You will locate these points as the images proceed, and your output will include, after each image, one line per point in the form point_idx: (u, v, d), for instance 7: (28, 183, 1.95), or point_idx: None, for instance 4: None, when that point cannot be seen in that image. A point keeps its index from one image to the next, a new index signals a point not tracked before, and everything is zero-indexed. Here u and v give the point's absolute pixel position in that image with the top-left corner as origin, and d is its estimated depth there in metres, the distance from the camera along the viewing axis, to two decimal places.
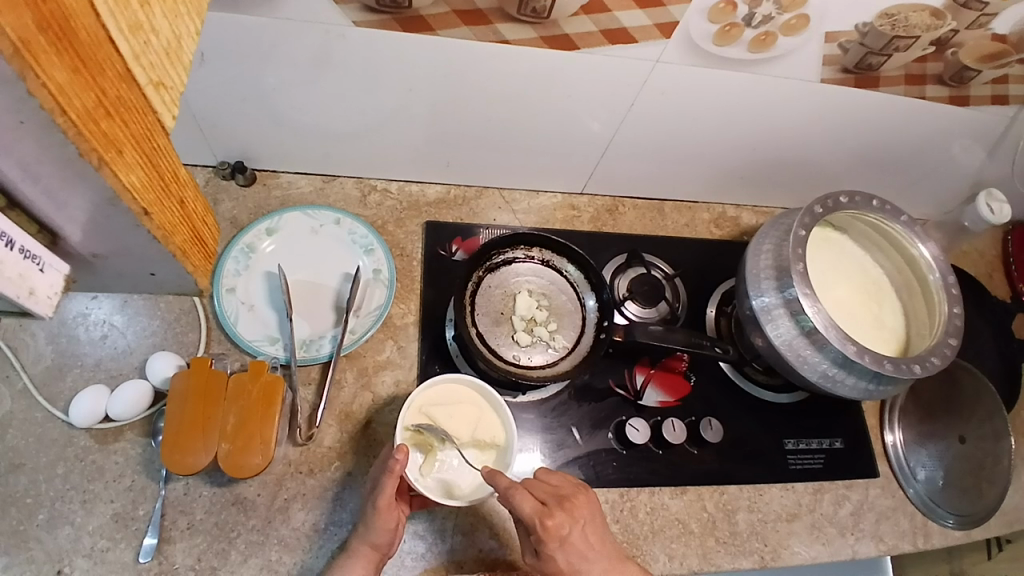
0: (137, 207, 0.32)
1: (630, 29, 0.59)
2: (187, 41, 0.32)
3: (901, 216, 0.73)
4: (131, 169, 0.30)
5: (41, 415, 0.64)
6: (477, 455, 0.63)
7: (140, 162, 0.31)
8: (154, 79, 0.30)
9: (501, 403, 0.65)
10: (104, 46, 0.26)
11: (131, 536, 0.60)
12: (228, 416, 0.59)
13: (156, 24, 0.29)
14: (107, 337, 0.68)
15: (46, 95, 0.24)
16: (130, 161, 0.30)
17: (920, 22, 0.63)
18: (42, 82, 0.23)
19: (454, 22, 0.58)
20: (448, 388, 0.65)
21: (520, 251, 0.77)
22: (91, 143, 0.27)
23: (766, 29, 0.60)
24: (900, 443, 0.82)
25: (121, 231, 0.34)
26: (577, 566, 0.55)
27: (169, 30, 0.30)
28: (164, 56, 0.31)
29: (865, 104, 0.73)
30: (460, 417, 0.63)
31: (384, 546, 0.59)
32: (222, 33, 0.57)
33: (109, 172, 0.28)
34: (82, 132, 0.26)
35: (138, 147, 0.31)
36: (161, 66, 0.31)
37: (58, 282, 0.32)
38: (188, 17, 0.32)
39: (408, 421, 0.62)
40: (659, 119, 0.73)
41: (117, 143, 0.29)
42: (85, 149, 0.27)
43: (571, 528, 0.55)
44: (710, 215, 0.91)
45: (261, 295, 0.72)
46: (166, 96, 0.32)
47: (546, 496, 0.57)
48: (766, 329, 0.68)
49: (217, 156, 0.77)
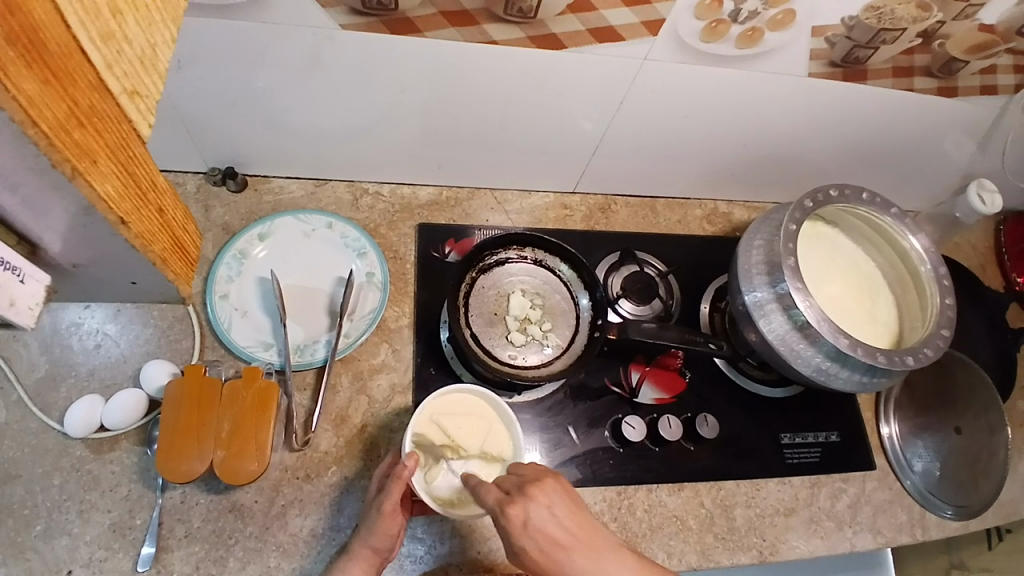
0: (113, 215, 0.38)
1: (618, 28, 0.59)
2: (163, 50, 0.32)
3: (892, 209, 0.73)
4: (102, 177, 0.36)
5: (35, 426, 0.64)
6: (481, 467, 0.62)
7: (113, 172, 0.37)
8: (128, 89, 0.32)
9: (512, 419, 0.64)
10: (76, 57, 0.29)
11: (128, 545, 0.60)
12: (222, 422, 0.59)
13: (129, 35, 0.29)
14: (101, 346, 0.68)
15: (16, 106, 0.27)
16: (105, 171, 0.36)
17: (906, 14, 0.63)
18: (12, 94, 0.27)
19: (441, 23, 0.58)
20: (460, 398, 0.65)
21: (513, 251, 0.77)
22: (64, 155, 0.32)
23: (752, 25, 0.60)
24: (897, 435, 0.83)
25: (96, 230, 0.40)
26: (549, 552, 0.49)
27: (144, 39, 0.30)
28: (137, 64, 0.31)
29: (854, 98, 0.73)
30: (470, 428, 0.62)
31: (384, 550, 0.59)
32: (208, 39, 0.57)
33: (83, 181, 0.34)
34: (54, 145, 0.31)
35: (109, 158, 0.36)
36: (135, 75, 0.32)
37: (40, 292, 0.35)
38: (165, 25, 0.31)
39: (417, 427, 0.62)
40: (649, 117, 0.73)
41: (90, 154, 0.34)
42: (60, 159, 0.32)
43: (532, 511, 0.51)
44: (703, 211, 0.92)
45: (254, 301, 0.72)
46: (140, 106, 0.33)
47: (510, 487, 0.53)
48: (759, 324, 0.68)
49: (207, 162, 0.77)
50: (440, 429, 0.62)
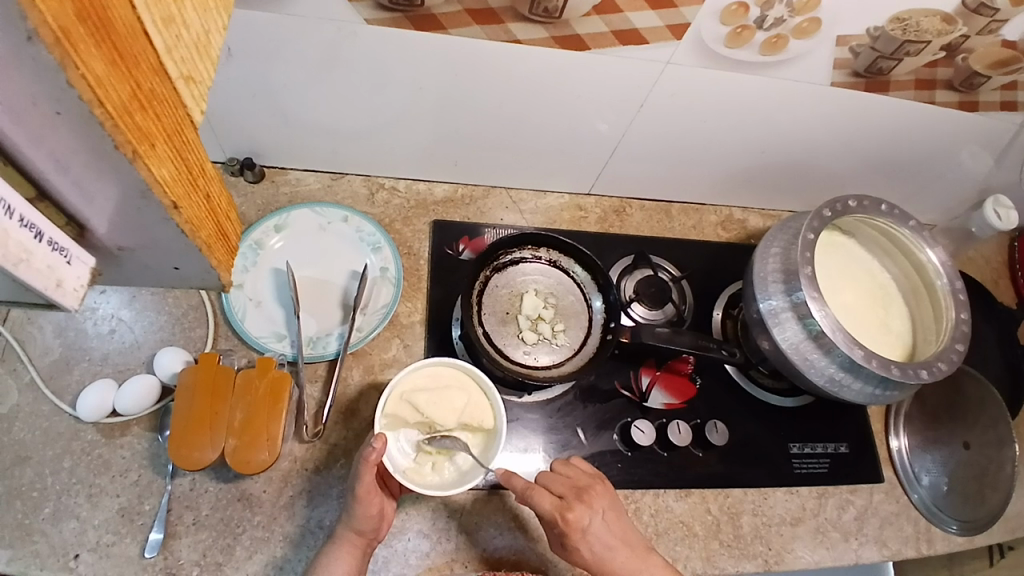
0: (169, 203, 0.27)
1: (641, 30, 0.59)
2: (216, 36, 0.30)
3: (910, 221, 0.73)
4: (165, 163, 0.26)
5: (48, 408, 0.64)
6: (465, 437, 0.64)
7: (181, 169, 0.28)
8: (184, 73, 0.27)
9: (490, 388, 0.64)
10: (139, 38, 0.24)
11: (136, 531, 0.60)
12: (235, 411, 0.60)
13: (187, 19, 0.27)
14: (115, 331, 0.68)
15: (85, 86, 0.21)
16: (164, 156, 0.26)
17: (931, 27, 0.63)
18: (81, 73, 0.21)
19: (465, 21, 0.58)
20: (435, 372, 0.64)
21: (528, 251, 0.77)
22: (127, 134, 0.23)
23: (777, 32, 0.60)
24: (906, 448, 0.82)
25: (156, 235, 0.29)
26: (599, 553, 0.58)
27: (199, 25, 0.28)
28: (194, 49, 0.28)
29: (875, 109, 0.73)
30: (445, 402, 0.62)
31: (370, 533, 0.60)
32: (233, 30, 0.57)
33: (143, 166, 0.25)
34: (120, 124, 0.23)
35: (172, 144, 0.27)
36: (191, 60, 0.28)
37: (84, 275, 0.28)
38: (217, 12, 0.30)
39: (389, 407, 0.62)
40: (669, 120, 0.73)
41: (150, 136, 0.25)
42: (120, 142, 0.23)
43: (591, 519, 0.58)
44: (717, 217, 0.91)
45: (268, 292, 0.72)
46: (194, 92, 0.29)
47: (564, 490, 0.60)
48: (773, 332, 0.68)
49: (226, 153, 0.77)
50: (417, 408, 0.61)
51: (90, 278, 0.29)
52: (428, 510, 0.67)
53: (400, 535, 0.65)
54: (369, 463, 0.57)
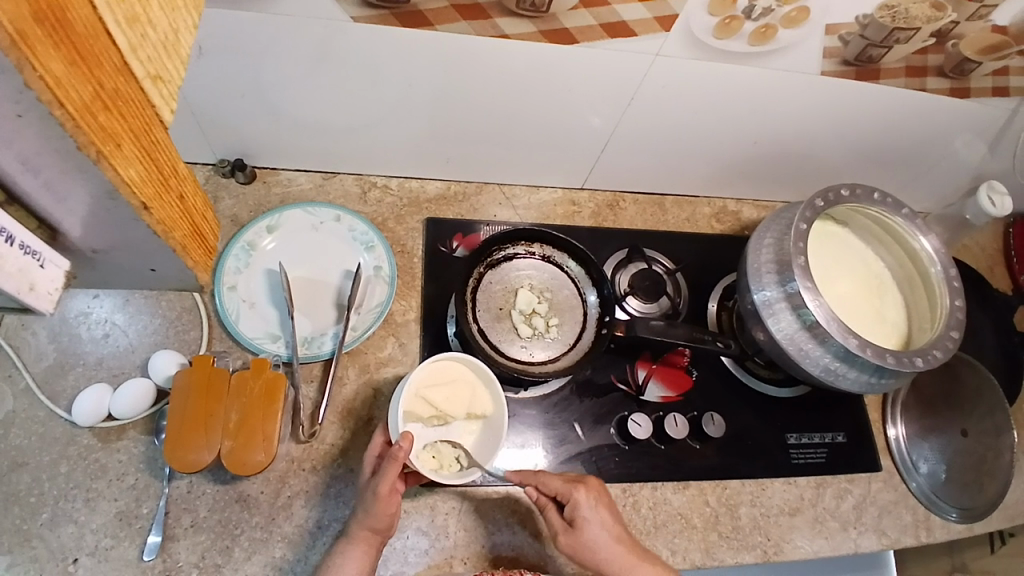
0: (137, 202, 0.36)
1: (630, 22, 0.59)
2: (187, 35, 0.32)
3: (903, 209, 0.73)
4: (132, 164, 0.34)
5: (44, 414, 0.64)
6: (464, 427, 0.63)
7: (138, 156, 0.35)
8: (151, 73, 0.32)
9: (490, 377, 0.64)
10: (101, 39, 0.28)
11: (135, 534, 0.60)
12: (230, 412, 0.59)
13: (154, 19, 0.30)
14: (109, 335, 0.68)
15: (42, 86, 0.26)
16: (130, 154, 0.34)
17: (920, 14, 0.62)
18: (39, 75, 0.26)
19: (453, 16, 0.58)
20: (440, 366, 0.64)
21: (521, 247, 0.77)
22: (89, 136, 0.30)
23: (766, 22, 0.60)
24: (903, 437, 0.82)
25: (121, 221, 0.37)
26: (606, 529, 0.60)
27: (168, 24, 0.31)
28: (162, 49, 0.31)
29: (866, 97, 0.73)
30: (456, 397, 0.62)
31: (384, 530, 0.60)
32: (218, 29, 0.56)
33: (106, 165, 0.32)
34: (80, 125, 0.29)
35: (139, 141, 0.35)
36: (160, 59, 0.31)
37: (60, 278, 0.36)
38: (188, 12, 0.32)
39: (404, 405, 0.61)
40: (660, 112, 0.72)
41: (115, 137, 0.32)
42: (82, 141, 0.30)
43: (598, 495, 0.62)
44: (711, 209, 0.91)
45: (262, 292, 0.72)
46: (162, 89, 0.33)
47: (571, 478, 0.64)
48: (768, 323, 0.68)
49: (216, 154, 0.77)
50: (427, 402, 0.61)
51: (67, 279, 0.37)
52: (427, 509, 0.67)
53: (399, 533, 0.65)
54: (397, 460, 0.57)
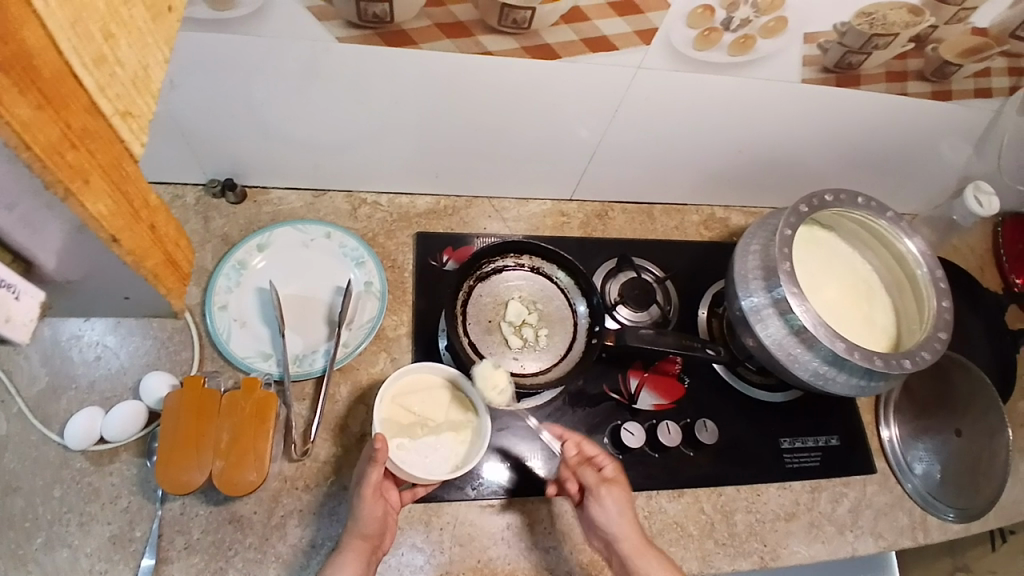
0: (105, 234, 0.29)
1: (611, 37, 0.60)
2: (157, 70, 0.29)
3: (888, 212, 0.73)
4: (104, 198, 0.28)
5: (37, 437, 0.64)
6: (453, 438, 0.63)
7: (104, 184, 0.28)
8: (120, 109, 0.27)
9: (465, 383, 0.65)
10: (68, 81, 0.24)
11: (129, 557, 0.60)
12: (222, 431, 0.59)
13: (122, 56, 0.26)
14: (101, 357, 0.68)
15: (9, 132, 0.22)
16: (100, 190, 0.27)
17: (899, 19, 0.63)
18: (6, 120, 0.22)
19: (436, 35, 0.58)
20: (413, 377, 0.65)
21: (510, 259, 0.77)
22: (57, 175, 0.24)
23: (745, 32, 0.61)
24: (896, 438, 0.83)
25: (97, 255, 0.31)
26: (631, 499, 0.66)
27: (137, 59, 0.27)
28: (132, 85, 0.27)
29: (849, 103, 0.73)
30: (433, 402, 0.64)
31: (375, 535, 0.60)
32: (202, 51, 0.57)
33: (76, 204, 0.26)
34: (47, 166, 0.24)
35: (110, 178, 0.28)
36: (129, 95, 0.27)
37: (34, 309, 0.31)
38: (156, 46, 0.28)
39: (383, 413, 0.62)
40: (645, 123, 0.73)
41: (85, 173, 0.26)
42: (50, 181, 0.24)
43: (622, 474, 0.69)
44: (699, 217, 0.92)
45: (253, 311, 0.72)
46: (133, 125, 0.28)
47: None
48: (757, 330, 0.69)
49: (206, 174, 0.77)
50: (406, 409, 0.63)
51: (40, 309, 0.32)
52: (421, 524, 0.67)
53: (393, 549, 0.65)
54: (376, 462, 0.57)
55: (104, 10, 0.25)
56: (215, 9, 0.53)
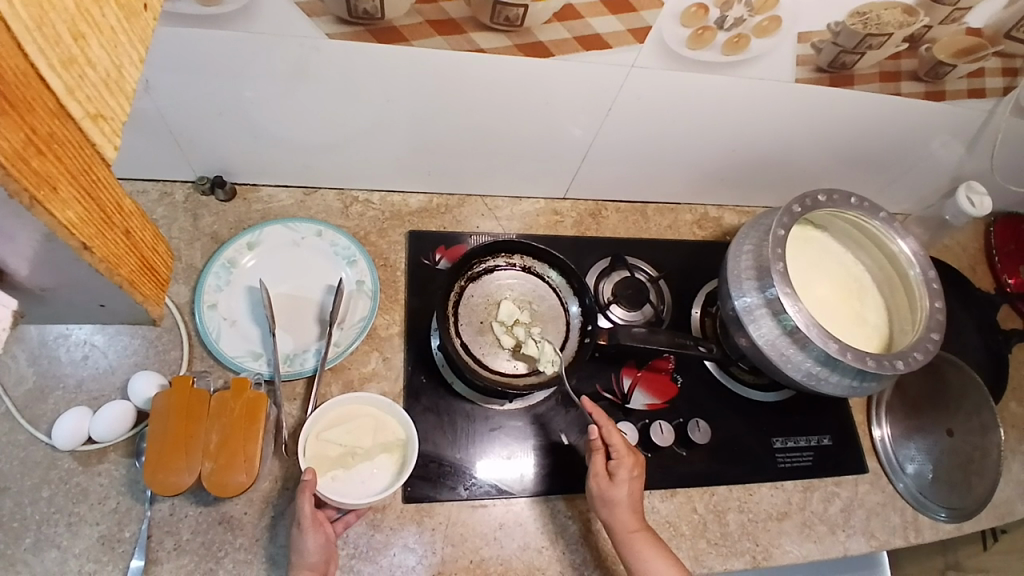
0: (77, 244, 0.26)
1: (604, 35, 0.60)
2: (130, 71, 0.26)
3: (880, 213, 0.73)
4: (72, 206, 0.25)
5: (24, 438, 0.63)
6: (388, 460, 0.63)
7: (75, 192, 0.25)
8: (91, 112, 0.24)
9: (389, 405, 0.64)
10: (34, 85, 0.21)
11: (117, 557, 0.60)
12: (210, 433, 0.59)
13: (93, 56, 0.24)
14: (88, 357, 0.67)
15: None
16: (69, 197, 0.24)
17: (892, 20, 0.63)
18: None
19: (427, 32, 0.58)
20: (336, 409, 0.64)
21: (502, 259, 0.77)
22: (20, 182, 0.22)
23: (738, 32, 0.61)
24: (888, 437, 0.83)
25: (64, 267, 0.28)
26: (623, 502, 0.65)
27: (110, 60, 0.24)
28: (103, 87, 0.24)
29: (841, 103, 0.73)
30: (357, 429, 0.63)
31: (323, 563, 0.58)
32: (185, 46, 0.56)
33: (42, 213, 0.23)
34: (10, 173, 0.21)
35: (79, 183, 0.25)
36: (100, 98, 0.24)
37: (7, 320, 0.30)
38: (131, 46, 0.26)
39: (308, 452, 0.61)
40: (639, 123, 0.73)
41: (52, 179, 0.23)
42: (13, 189, 0.22)
43: (638, 472, 0.67)
44: (693, 216, 0.92)
45: (242, 310, 0.72)
46: (105, 129, 0.25)
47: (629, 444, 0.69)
48: (749, 330, 0.69)
49: (195, 171, 0.76)
50: (331, 442, 0.62)
51: (15, 320, 0.32)
52: (414, 524, 0.66)
53: (385, 550, 0.64)
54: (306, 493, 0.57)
55: (73, 10, 0.22)
56: (201, 4, 0.52)
